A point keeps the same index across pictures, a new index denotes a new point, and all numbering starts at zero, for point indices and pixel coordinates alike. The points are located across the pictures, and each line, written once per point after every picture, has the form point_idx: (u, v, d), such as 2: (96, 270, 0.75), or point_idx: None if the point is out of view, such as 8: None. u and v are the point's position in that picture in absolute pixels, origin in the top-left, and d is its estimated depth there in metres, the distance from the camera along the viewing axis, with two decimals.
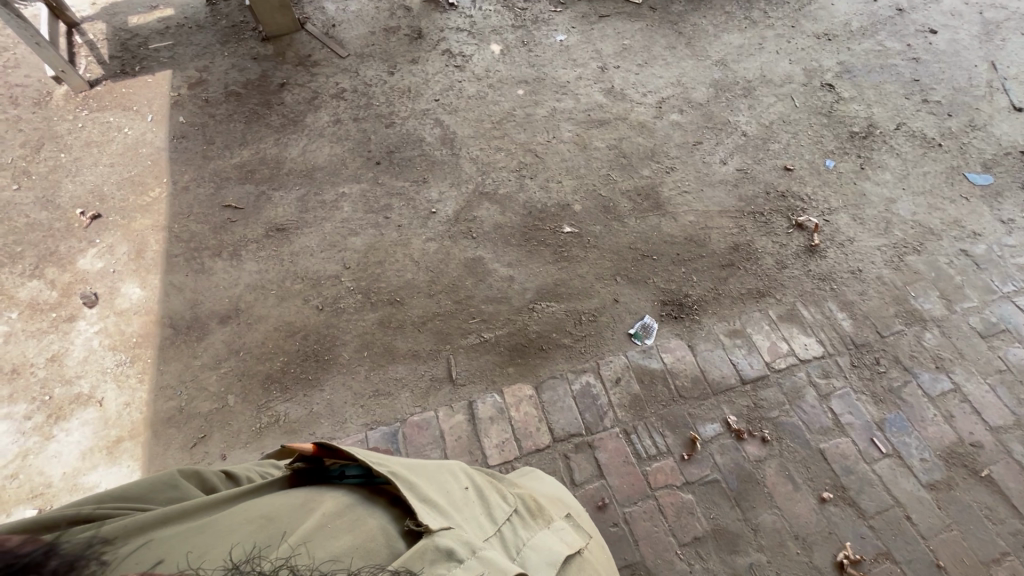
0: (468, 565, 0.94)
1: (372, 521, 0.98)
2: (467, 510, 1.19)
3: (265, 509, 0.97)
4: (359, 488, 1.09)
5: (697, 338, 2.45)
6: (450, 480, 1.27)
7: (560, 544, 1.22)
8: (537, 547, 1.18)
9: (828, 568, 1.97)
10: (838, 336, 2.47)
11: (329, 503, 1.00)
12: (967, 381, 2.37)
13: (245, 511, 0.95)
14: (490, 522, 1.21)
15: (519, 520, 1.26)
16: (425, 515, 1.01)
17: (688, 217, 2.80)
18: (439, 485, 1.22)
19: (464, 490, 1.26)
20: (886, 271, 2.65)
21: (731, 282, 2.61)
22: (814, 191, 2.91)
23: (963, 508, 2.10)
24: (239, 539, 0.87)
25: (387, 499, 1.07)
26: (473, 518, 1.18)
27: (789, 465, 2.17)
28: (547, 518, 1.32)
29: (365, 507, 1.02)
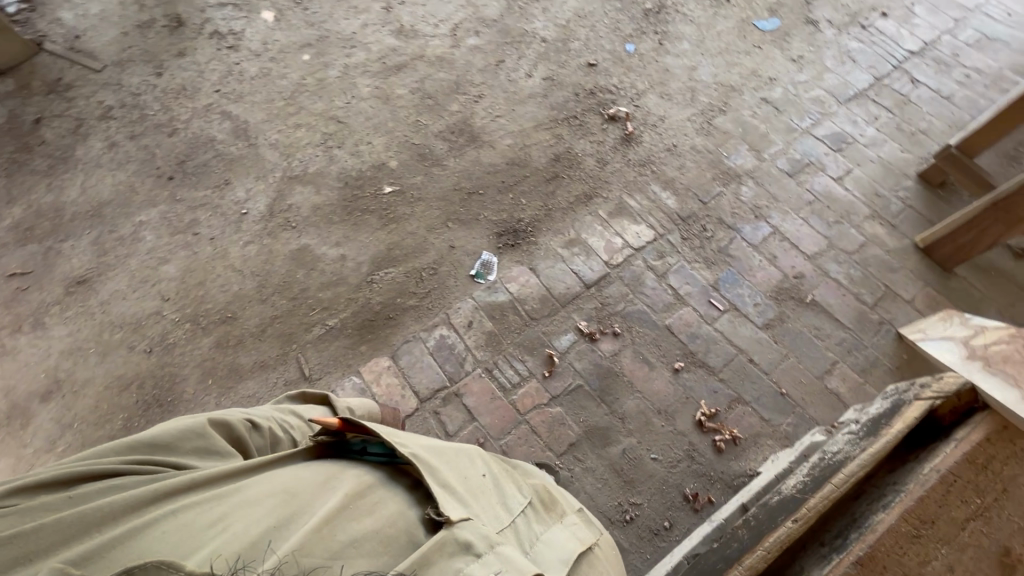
0: (486, 559, 0.93)
1: (394, 504, 0.99)
2: (485, 497, 1.13)
3: (287, 483, 0.97)
4: (382, 467, 1.07)
5: (536, 258, 2.48)
6: (466, 467, 1.18)
7: (571, 543, 1.13)
8: (555, 538, 1.12)
9: (690, 429, 2.14)
10: (665, 215, 2.55)
11: (351, 482, 1.00)
12: (784, 221, 2.53)
13: (268, 482, 0.97)
14: (504, 513, 1.12)
15: (532, 513, 1.17)
16: (446, 504, 0.99)
17: (506, 141, 2.76)
18: (460, 468, 1.16)
19: (480, 479, 1.18)
20: (698, 139, 2.74)
21: (559, 194, 2.62)
22: (620, 80, 2.92)
23: (795, 336, 2.30)
24: (259, 522, 0.88)
25: (413, 480, 1.07)
26: (489, 510, 1.10)
27: (642, 350, 2.28)
28: (561, 511, 1.21)
29: (389, 488, 1.02)
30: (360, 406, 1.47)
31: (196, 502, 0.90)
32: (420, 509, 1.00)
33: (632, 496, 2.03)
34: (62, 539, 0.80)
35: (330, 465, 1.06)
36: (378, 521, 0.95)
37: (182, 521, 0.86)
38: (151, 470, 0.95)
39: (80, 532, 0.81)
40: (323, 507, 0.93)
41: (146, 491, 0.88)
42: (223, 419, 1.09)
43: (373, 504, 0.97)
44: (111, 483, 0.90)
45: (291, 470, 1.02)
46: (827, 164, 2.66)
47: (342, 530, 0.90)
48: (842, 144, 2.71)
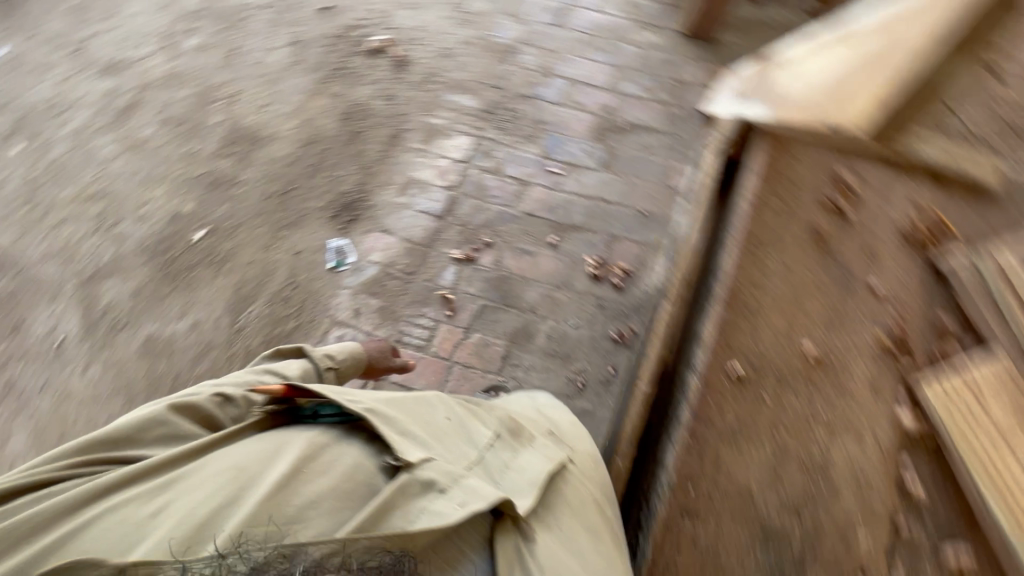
0: (450, 495, 0.90)
1: (349, 457, 0.93)
2: (448, 436, 1.04)
3: (237, 457, 0.91)
4: (337, 425, 0.99)
5: (382, 218, 2.42)
6: (427, 411, 1.08)
7: (543, 464, 1.04)
8: (528, 461, 1.05)
9: (590, 284, 2.30)
10: (472, 117, 2.57)
11: (305, 441, 0.93)
12: (572, 68, 2.64)
13: (219, 459, 0.91)
14: (470, 448, 1.04)
15: (503, 442, 1.07)
16: (403, 447, 0.94)
17: (288, 125, 2.56)
18: (420, 412, 1.06)
19: (441, 422, 1.07)
20: (463, 32, 2.71)
21: (368, 149, 2.52)
22: (362, 12, 2.77)
23: (630, 161, 2.48)
24: (206, 500, 0.84)
25: (369, 432, 0.99)
26: (448, 445, 1.02)
27: (517, 243, 2.37)
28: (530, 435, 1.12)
29: (345, 443, 0.95)
30: (344, 352, 1.53)
31: (149, 491, 0.86)
32: (379, 457, 0.95)
33: (574, 365, 2.18)
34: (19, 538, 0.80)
35: (286, 429, 0.98)
36: (333, 475, 0.89)
37: (133, 511, 0.83)
38: (111, 462, 0.92)
39: (41, 530, 0.81)
40: (274, 474, 0.86)
41: (102, 482, 0.86)
42: (185, 403, 1.04)
43: (326, 462, 0.91)
44: (72, 483, 0.88)
45: (248, 441, 0.95)
46: (580, 3, 2.80)
47: (297, 492, 0.86)
48: None
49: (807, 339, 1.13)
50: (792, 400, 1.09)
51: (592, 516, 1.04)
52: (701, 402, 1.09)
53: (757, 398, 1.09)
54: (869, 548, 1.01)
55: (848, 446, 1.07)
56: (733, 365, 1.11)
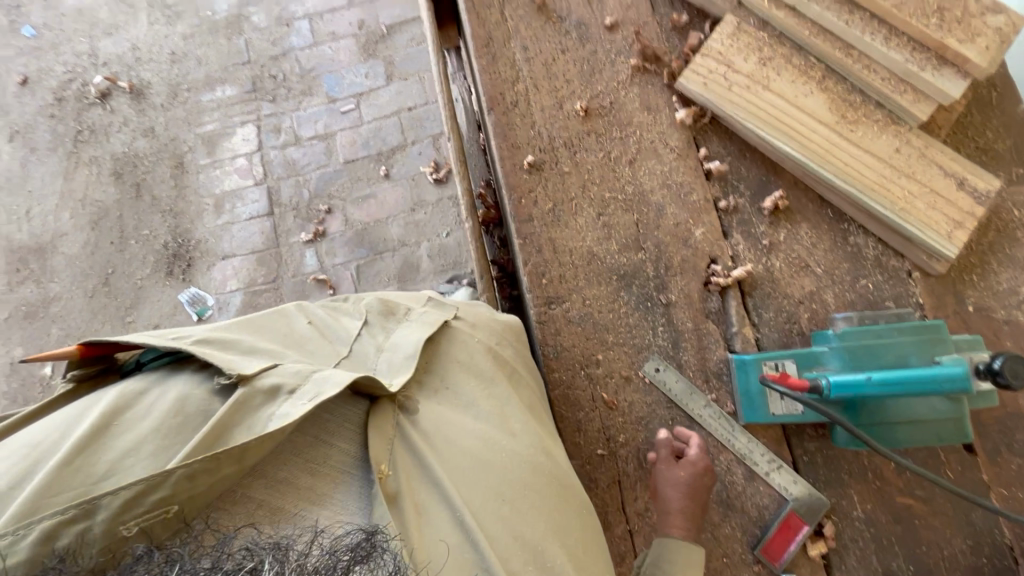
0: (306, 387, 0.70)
1: (174, 390, 0.67)
2: (304, 344, 0.85)
3: (27, 432, 0.63)
4: (161, 364, 0.73)
5: (216, 247, 2.27)
6: (281, 325, 0.88)
7: (420, 331, 0.91)
8: (402, 340, 0.89)
9: (439, 191, 2.27)
10: (241, 103, 2.38)
11: (114, 391, 0.67)
12: (305, 4, 2.47)
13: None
14: (339, 347, 0.87)
15: (372, 329, 0.93)
16: (237, 362, 0.70)
17: (65, 217, 2.31)
18: (266, 329, 0.85)
19: (303, 330, 0.89)
20: (179, 27, 2.46)
21: (159, 192, 2.32)
22: (64, 63, 2.45)
23: (409, 60, 2.39)
24: None
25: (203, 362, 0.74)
26: (308, 353, 0.84)
27: (354, 194, 2.29)
28: (405, 307, 0.97)
29: (172, 377, 0.70)
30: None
31: None
32: (211, 380, 0.69)
33: (467, 268, 2.19)
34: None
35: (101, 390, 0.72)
36: (160, 412, 0.64)
37: None
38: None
39: None
40: (73, 434, 0.61)
41: None
42: None
43: (149, 402, 0.65)
44: None
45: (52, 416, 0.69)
46: None
47: (104, 449, 0.60)
48: None
49: (575, 99, 1.15)
50: (589, 157, 1.12)
51: (481, 361, 0.93)
52: (517, 205, 1.10)
53: (560, 174, 1.12)
54: (705, 234, 1.10)
55: (651, 166, 1.12)
56: (526, 159, 1.12)
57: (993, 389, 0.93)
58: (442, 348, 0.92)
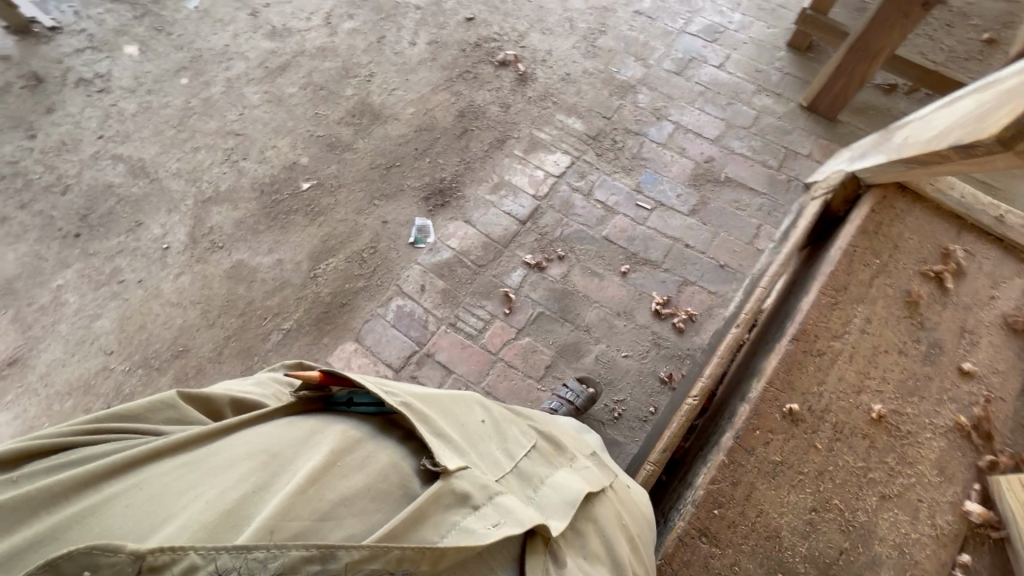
0: (483, 511, 0.87)
1: (384, 457, 0.92)
2: (480, 445, 1.04)
3: (264, 441, 0.91)
4: (374, 416, 1.00)
5: (468, 210, 2.54)
6: (462, 412, 1.09)
7: (578, 485, 1.03)
8: (554, 484, 1.02)
9: (651, 320, 2.28)
10: (576, 139, 2.67)
11: (338, 436, 0.93)
12: (683, 115, 2.70)
13: (238, 445, 0.89)
14: (505, 460, 1.04)
15: (536, 455, 1.09)
16: (441, 454, 0.92)
17: (408, 111, 2.79)
18: (453, 418, 1.06)
19: (477, 424, 1.09)
20: (587, 62, 2.86)
21: (473, 146, 2.69)
22: (500, 27, 3.01)
23: (719, 213, 2.47)
24: (233, 483, 0.82)
25: (404, 432, 0.98)
26: (483, 455, 1.02)
27: (588, 264, 2.40)
28: (571, 454, 1.12)
29: (379, 440, 0.95)
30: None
31: (165, 472, 0.84)
32: (418, 461, 0.94)
33: (615, 394, 2.14)
34: (17, 520, 0.76)
35: (316, 418, 0.98)
36: (369, 474, 0.88)
37: (150, 489, 0.81)
38: (116, 438, 0.93)
39: (43, 504, 0.78)
40: (308, 464, 0.86)
41: (116, 458, 0.85)
42: (200, 394, 1.04)
43: (361, 460, 0.90)
44: (86, 456, 0.88)
45: (272, 428, 0.95)
46: (707, 56, 2.86)
47: (330, 488, 0.84)
48: (715, 35, 2.92)
49: (876, 398, 1.06)
50: (846, 455, 1.03)
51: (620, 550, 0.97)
52: (747, 429, 1.05)
53: (807, 442, 1.04)
54: None
55: (899, 520, 0.98)
56: (789, 403, 1.06)
57: None
58: (591, 510, 1.01)
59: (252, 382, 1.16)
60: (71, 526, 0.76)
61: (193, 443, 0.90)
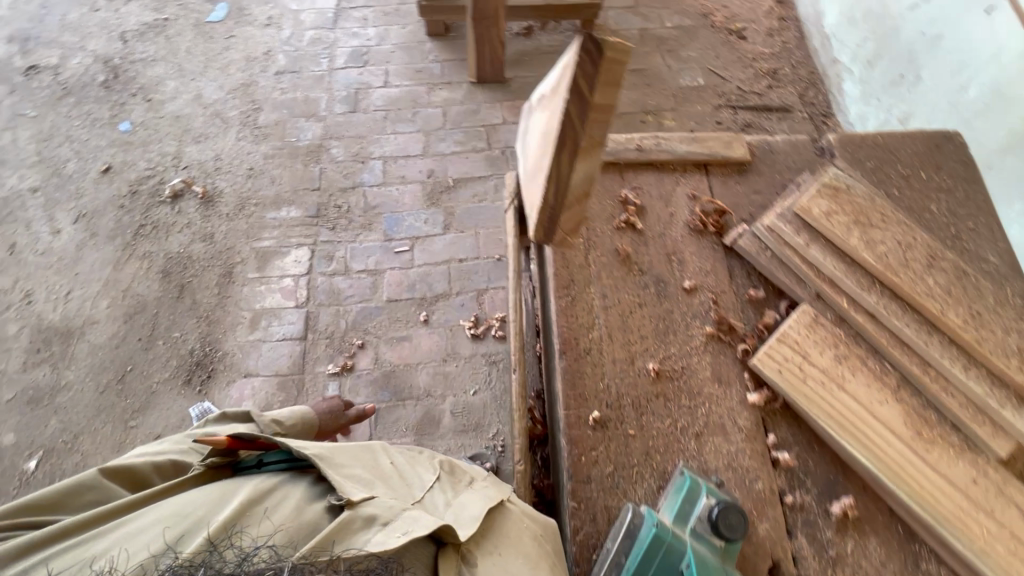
0: (394, 525, 0.94)
1: (297, 497, 0.99)
2: (387, 479, 1.08)
3: (182, 498, 0.98)
4: (283, 469, 1.07)
5: (240, 362, 2.23)
6: (370, 457, 1.12)
7: (483, 502, 1.05)
8: (463, 504, 1.05)
9: (475, 345, 2.27)
10: (302, 225, 2.48)
11: (251, 485, 1.00)
12: (383, 146, 2.65)
13: (159, 506, 0.97)
14: (416, 489, 1.08)
15: (442, 484, 1.11)
16: (347, 488, 1.00)
17: (102, 305, 2.32)
18: (362, 459, 1.10)
19: (385, 465, 1.12)
20: (262, 146, 2.63)
21: (202, 297, 2.34)
22: (147, 159, 2.60)
23: (468, 214, 2.51)
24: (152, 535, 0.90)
25: (316, 473, 1.06)
26: (391, 486, 1.07)
27: (390, 334, 2.29)
28: (470, 477, 1.14)
29: (291, 484, 1.02)
30: (293, 416, 1.49)
31: (98, 531, 0.94)
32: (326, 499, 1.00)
33: (488, 433, 2.12)
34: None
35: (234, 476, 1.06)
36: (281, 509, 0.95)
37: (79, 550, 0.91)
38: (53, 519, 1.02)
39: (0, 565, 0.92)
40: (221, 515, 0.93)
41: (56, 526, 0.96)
42: (121, 469, 1.12)
43: (271, 503, 0.96)
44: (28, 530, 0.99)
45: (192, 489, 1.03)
46: (369, 80, 2.81)
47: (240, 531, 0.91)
48: (363, 57, 2.87)
49: (647, 357, 1.16)
50: (654, 421, 1.11)
51: (524, 540, 1.01)
52: (575, 462, 1.07)
53: (623, 435, 1.10)
54: (768, 529, 1.04)
55: (718, 444, 1.10)
56: (591, 413, 1.11)
57: (722, 543, 0.98)
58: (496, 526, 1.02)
59: (168, 442, 1.23)
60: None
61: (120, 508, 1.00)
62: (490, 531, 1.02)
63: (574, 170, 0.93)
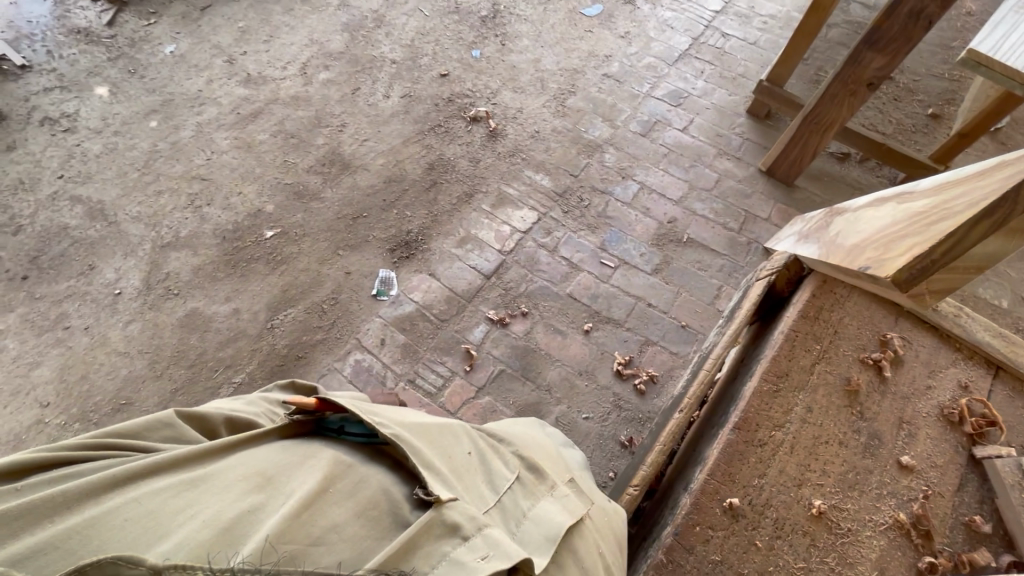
0: (473, 544, 0.81)
1: (375, 483, 0.87)
2: (467, 478, 0.97)
3: (262, 463, 0.85)
4: (361, 443, 0.95)
5: (433, 262, 2.53)
6: (449, 444, 1.03)
7: (562, 517, 0.97)
8: (538, 518, 0.95)
9: (613, 381, 2.25)
10: (544, 195, 2.71)
11: (331, 461, 0.87)
12: (648, 176, 2.77)
13: (237, 465, 0.83)
14: (490, 493, 0.97)
15: (522, 485, 1.02)
16: (433, 482, 0.87)
17: (378, 161, 2.81)
18: (439, 450, 0.99)
19: (462, 456, 1.02)
20: (556, 121, 2.94)
21: (441, 200, 2.70)
22: (473, 83, 3.09)
23: (681, 273, 2.50)
24: (233, 501, 0.76)
25: (393, 460, 0.94)
26: (470, 487, 0.95)
27: (551, 321, 2.39)
28: (552, 482, 1.05)
29: (369, 467, 0.90)
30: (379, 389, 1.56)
31: (167, 485, 0.77)
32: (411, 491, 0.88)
33: None
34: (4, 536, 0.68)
35: (312, 441, 0.93)
36: (362, 498, 0.83)
37: (150, 507, 0.73)
38: (110, 457, 0.86)
39: (49, 509, 0.71)
40: (305, 491, 0.79)
41: (122, 469, 0.78)
42: (194, 411, 1.00)
43: (353, 486, 0.84)
44: (70, 472, 0.82)
45: (270, 452, 0.89)
46: (672, 119, 2.96)
47: (322, 514, 0.78)
48: (680, 100, 3.03)
49: (816, 493, 1.05)
50: (787, 554, 1.00)
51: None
52: (687, 525, 1.02)
53: (747, 539, 1.01)
54: None
55: None
56: (729, 496, 1.04)
57: None
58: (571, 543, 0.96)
59: (244, 402, 1.12)
60: (71, 537, 0.68)
61: (191, 460, 0.84)
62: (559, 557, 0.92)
63: (982, 244, 0.88)
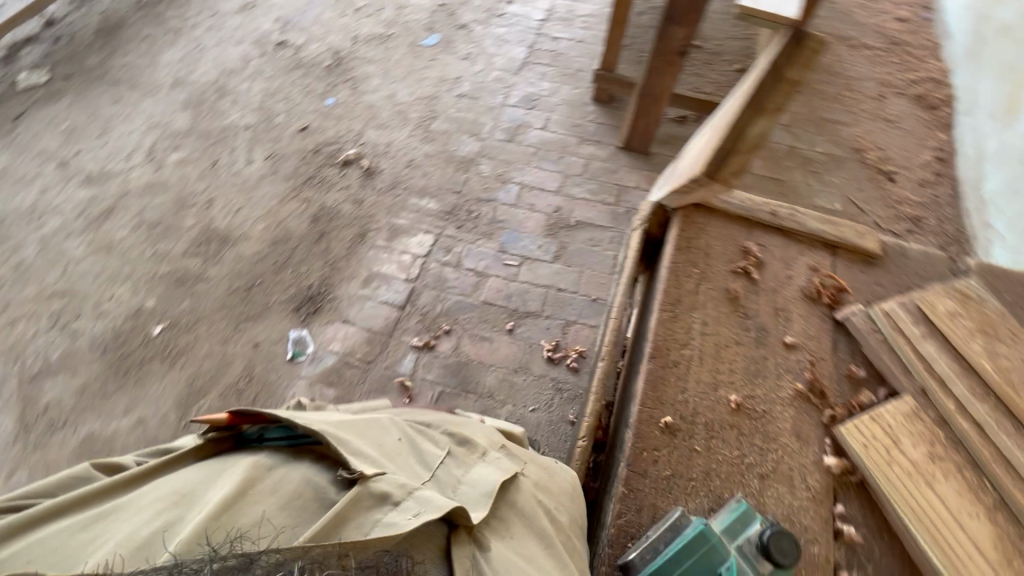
0: (404, 505, 0.89)
1: (296, 476, 0.95)
2: (399, 459, 1.03)
3: (180, 482, 0.96)
4: (284, 445, 1.02)
5: (343, 309, 2.49)
6: (379, 434, 1.08)
7: (496, 475, 1.03)
8: (474, 481, 1.02)
9: (547, 367, 2.35)
10: (434, 217, 2.78)
11: (248, 465, 0.96)
12: (524, 175, 2.94)
13: (153, 490, 0.95)
14: (423, 469, 1.04)
15: (455, 458, 1.08)
16: (356, 462, 0.94)
17: (258, 227, 2.72)
18: (370, 439, 1.04)
19: (393, 442, 1.08)
20: (427, 146, 3.04)
21: (334, 247, 2.67)
22: (336, 130, 3.11)
23: (579, 253, 2.68)
24: (146, 520, 0.88)
25: (318, 453, 1.00)
26: (403, 466, 1.01)
27: (474, 331, 2.44)
28: (484, 448, 1.11)
29: (290, 463, 0.97)
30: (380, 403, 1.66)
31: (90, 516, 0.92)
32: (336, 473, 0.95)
33: None
34: None
35: (231, 454, 1.02)
36: (282, 491, 0.92)
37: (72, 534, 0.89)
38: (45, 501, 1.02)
39: None
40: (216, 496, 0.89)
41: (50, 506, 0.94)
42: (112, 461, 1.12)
43: (271, 482, 0.93)
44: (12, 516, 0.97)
45: (188, 471, 1.00)
46: (531, 121, 3.18)
47: (242, 513, 0.87)
48: (533, 102, 3.27)
49: (730, 389, 1.20)
50: (723, 448, 1.13)
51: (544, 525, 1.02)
52: (636, 454, 1.11)
53: (688, 448, 1.13)
54: None
55: (781, 493, 1.09)
56: (663, 417, 1.15)
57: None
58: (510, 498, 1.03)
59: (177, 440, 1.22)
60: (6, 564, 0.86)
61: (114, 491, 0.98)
62: (501, 511, 1.00)
63: None
